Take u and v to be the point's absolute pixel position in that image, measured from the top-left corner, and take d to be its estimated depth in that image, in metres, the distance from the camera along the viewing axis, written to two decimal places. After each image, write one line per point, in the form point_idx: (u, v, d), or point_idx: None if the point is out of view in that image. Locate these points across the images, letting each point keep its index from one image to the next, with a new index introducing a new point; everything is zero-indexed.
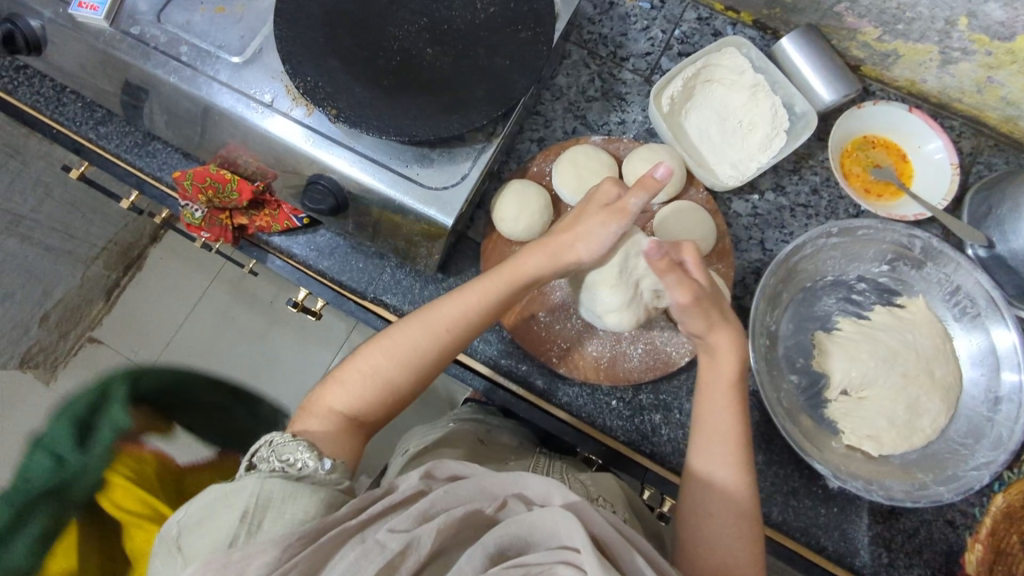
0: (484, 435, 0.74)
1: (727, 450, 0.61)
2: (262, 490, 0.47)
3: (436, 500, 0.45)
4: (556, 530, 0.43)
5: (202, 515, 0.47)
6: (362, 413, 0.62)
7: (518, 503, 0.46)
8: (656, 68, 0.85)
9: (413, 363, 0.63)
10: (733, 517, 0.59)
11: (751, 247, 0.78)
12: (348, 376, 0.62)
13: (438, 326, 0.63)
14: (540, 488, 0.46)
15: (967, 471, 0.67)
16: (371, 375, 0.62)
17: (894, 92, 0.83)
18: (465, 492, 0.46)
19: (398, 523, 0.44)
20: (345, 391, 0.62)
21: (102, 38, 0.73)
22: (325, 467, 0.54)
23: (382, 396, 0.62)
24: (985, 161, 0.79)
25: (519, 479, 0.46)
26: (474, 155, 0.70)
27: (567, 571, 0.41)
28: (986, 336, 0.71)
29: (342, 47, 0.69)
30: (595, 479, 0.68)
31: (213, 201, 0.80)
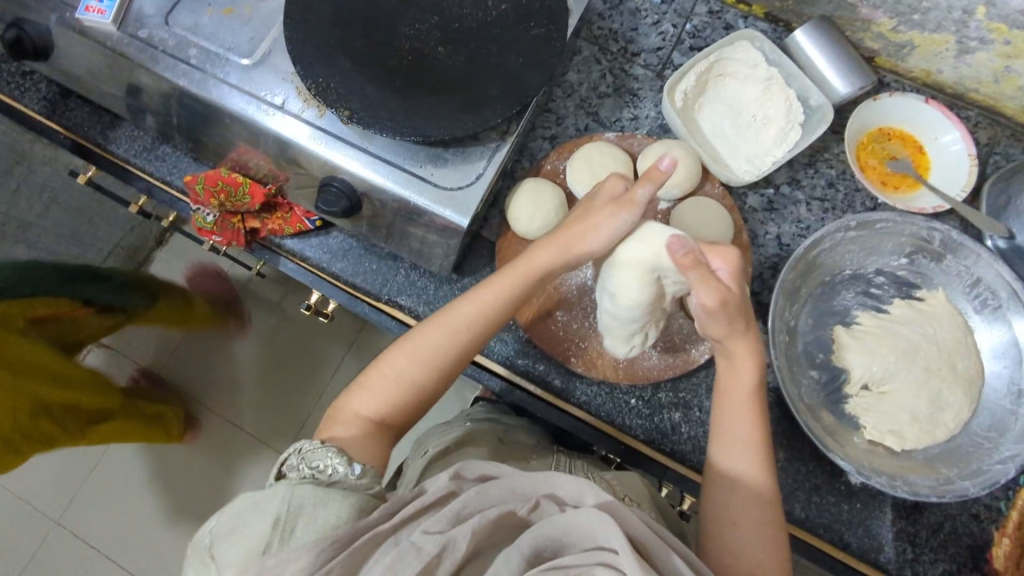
0: (503, 435, 0.73)
1: (749, 453, 0.61)
2: (293, 496, 0.47)
3: (469, 501, 0.44)
4: (591, 531, 0.42)
5: (235, 525, 0.46)
6: (388, 417, 0.62)
7: (551, 504, 0.46)
8: (668, 63, 0.84)
9: (437, 365, 0.63)
10: (756, 520, 0.59)
11: (768, 242, 0.77)
12: (372, 380, 0.62)
13: (458, 326, 0.63)
14: (572, 489, 0.45)
15: (991, 465, 0.66)
16: (395, 379, 0.62)
17: (908, 84, 0.82)
18: (496, 493, 0.46)
19: (432, 524, 0.43)
20: (370, 396, 0.62)
21: (110, 42, 0.72)
22: (356, 472, 0.53)
23: (406, 398, 0.62)
24: (1002, 152, 0.79)
25: (549, 480, 0.46)
26: (489, 154, 0.70)
27: (607, 573, 0.41)
28: (1009, 329, 0.70)
29: (353, 47, 0.68)
30: (621, 479, 0.67)
31: (225, 205, 0.80)
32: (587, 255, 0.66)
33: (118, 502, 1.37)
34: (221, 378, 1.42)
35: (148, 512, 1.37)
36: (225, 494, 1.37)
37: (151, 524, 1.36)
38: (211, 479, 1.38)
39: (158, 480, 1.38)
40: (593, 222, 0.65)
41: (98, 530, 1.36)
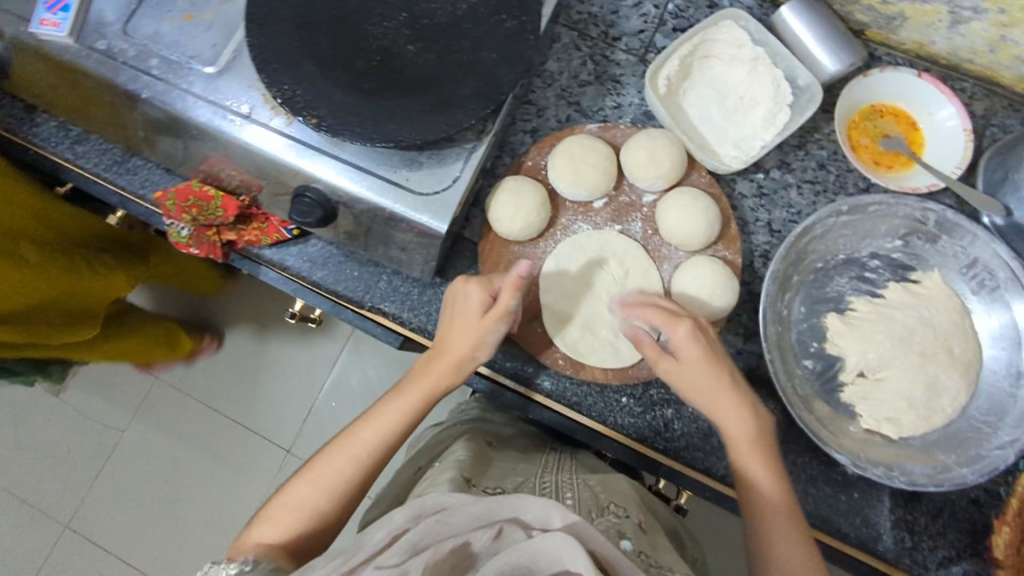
0: (492, 437, 0.72)
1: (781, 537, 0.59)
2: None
3: (427, 531, 0.44)
4: (559, 556, 0.42)
5: None
6: (295, 542, 0.59)
7: (515, 529, 0.45)
8: (651, 46, 0.81)
9: (338, 490, 0.61)
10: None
11: (758, 229, 0.75)
12: (273, 511, 0.61)
13: (352, 447, 0.62)
14: (538, 512, 0.45)
15: (990, 450, 0.65)
16: (298, 507, 0.60)
17: (901, 56, 0.79)
18: (455, 520, 0.45)
19: (386, 560, 0.42)
20: (272, 524, 0.60)
21: (68, 57, 0.69)
22: (247, 567, 0.55)
23: (305, 521, 0.60)
24: (999, 123, 0.76)
25: (514, 503, 0.45)
26: (465, 155, 0.68)
27: None
28: (1008, 312, 0.69)
29: (318, 50, 0.65)
30: (610, 483, 0.67)
31: (199, 219, 0.78)
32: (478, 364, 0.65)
33: (123, 506, 1.38)
34: (216, 380, 1.43)
35: (151, 516, 1.38)
36: (228, 493, 1.38)
37: (157, 525, 1.37)
38: (211, 480, 1.39)
39: (158, 483, 1.39)
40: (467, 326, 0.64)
41: (111, 535, 1.37)
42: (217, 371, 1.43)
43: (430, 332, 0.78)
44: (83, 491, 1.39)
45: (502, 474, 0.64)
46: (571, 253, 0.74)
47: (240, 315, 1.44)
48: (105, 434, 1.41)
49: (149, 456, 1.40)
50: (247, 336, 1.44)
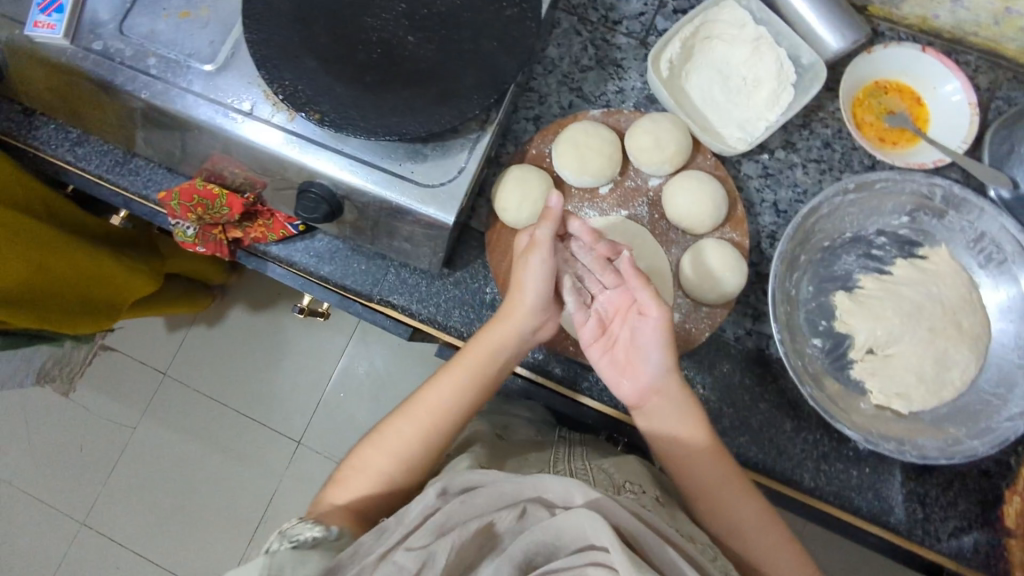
0: (501, 432, 0.73)
1: (733, 500, 0.63)
2: (271, 561, 0.48)
3: (454, 512, 0.48)
4: (581, 532, 0.45)
5: None
6: (366, 505, 0.62)
7: (538, 508, 0.49)
8: (652, 29, 0.80)
9: (403, 454, 0.64)
10: (780, 554, 0.62)
11: (765, 210, 0.75)
12: (346, 475, 0.64)
13: (418, 413, 0.65)
14: (558, 491, 0.48)
15: (1000, 422, 0.66)
16: (365, 470, 0.63)
17: (905, 31, 0.78)
18: (480, 501, 0.49)
19: (416, 540, 0.47)
20: (346, 488, 0.63)
21: (65, 58, 0.69)
22: (333, 533, 0.57)
23: (377, 487, 0.63)
24: (1004, 96, 0.76)
25: (537, 484, 0.49)
26: (469, 146, 0.67)
27: (597, 571, 0.44)
28: (1016, 285, 0.69)
29: (318, 44, 0.65)
30: (622, 463, 0.69)
31: (204, 217, 0.78)
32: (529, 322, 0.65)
33: (139, 502, 1.39)
34: (222, 376, 1.44)
35: (166, 511, 1.39)
36: (240, 487, 1.39)
37: (173, 520, 1.39)
38: (225, 474, 1.40)
39: (172, 478, 1.40)
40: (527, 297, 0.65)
41: (126, 531, 1.38)
42: (225, 367, 1.44)
43: (439, 322, 0.78)
44: (98, 488, 1.40)
45: (515, 468, 0.65)
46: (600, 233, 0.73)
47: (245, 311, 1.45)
48: (117, 432, 1.42)
49: (163, 451, 1.41)
50: (252, 332, 1.45)
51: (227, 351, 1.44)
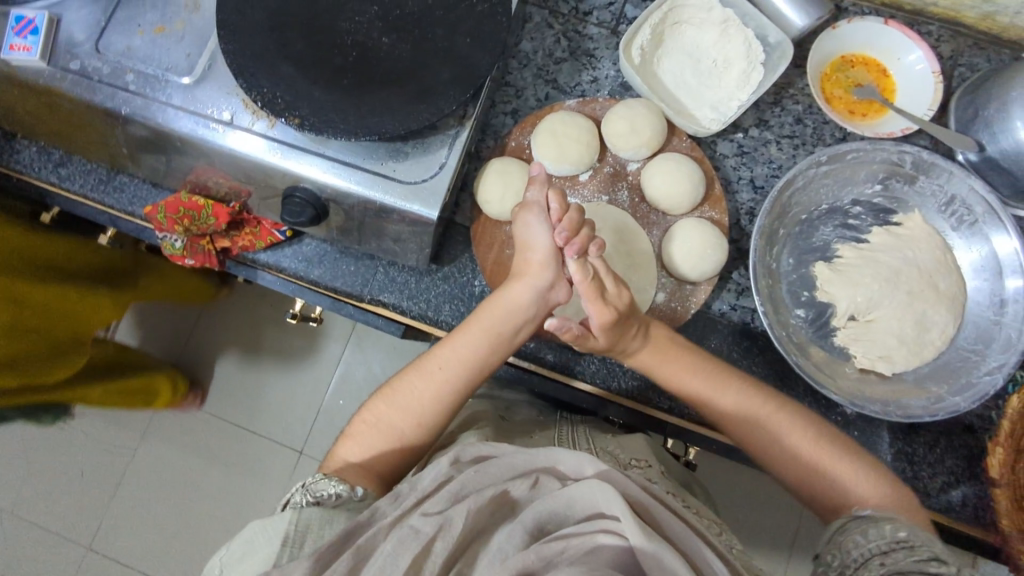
0: (504, 413, 0.76)
1: (721, 386, 0.66)
2: (299, 518, 0.51)
3: (470, 479, 0.50)
4: (594, 502, 0.47)
5: (244, 551, 0.50)
6: (377, 463, 0.63)
7: (551, 479, 0.51)
8: (622, 18, 0.82)
9: (417, 413, 0.64)
10: (770, 432, 0.65)
11: (742, 187, 0.77)
12: (356, 430, 0.65)
13: (433, 373, 0.65)
14: (572, 464, 0.51)
15: (980, 377, 0.68)
16: (376, 424, 0.64)
17: (867, 6, 0.81)
18: (495, 471, 0.51)
19: (431, 506, 0.48)
20: (357, 444, 0.64)
21: (42, 79, 0.69)
22: (358, 494, 0.58)
23: (390, 445, 0.64)
24: (966, 63, 0.78)
25: (550, 456, 0.51)
26: (449, 141, 0.69)
27: (609, 538, 0.46)
28: (987, 244, 0.71)
29: (294, 51, 0.66)
30: (625, 443, 0.70)
31: (191, 229, 0.80)
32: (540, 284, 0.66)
33: (145, 521, 1.39)
34: (219, 391, 1.44)
35: (171, 527, 1.39)
36: (245, 497, 1.40)
37: (179, 536, 1.39)
38: (229, 486, 1.41)
39: (176, 494, 1.40)
40: (540, 273, 0.66)
41: (133, 550, 1.39)
42: (222, 380, 1.44)
43: (430, 318, 0.79)
44: (102, 511, 1.40)
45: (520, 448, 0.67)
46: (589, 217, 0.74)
47: (238, 324, 1.45)
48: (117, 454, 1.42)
49: (167, 465, 1.42)
50: (244, 347, 1.45)
51: (224, 365, 1.45)
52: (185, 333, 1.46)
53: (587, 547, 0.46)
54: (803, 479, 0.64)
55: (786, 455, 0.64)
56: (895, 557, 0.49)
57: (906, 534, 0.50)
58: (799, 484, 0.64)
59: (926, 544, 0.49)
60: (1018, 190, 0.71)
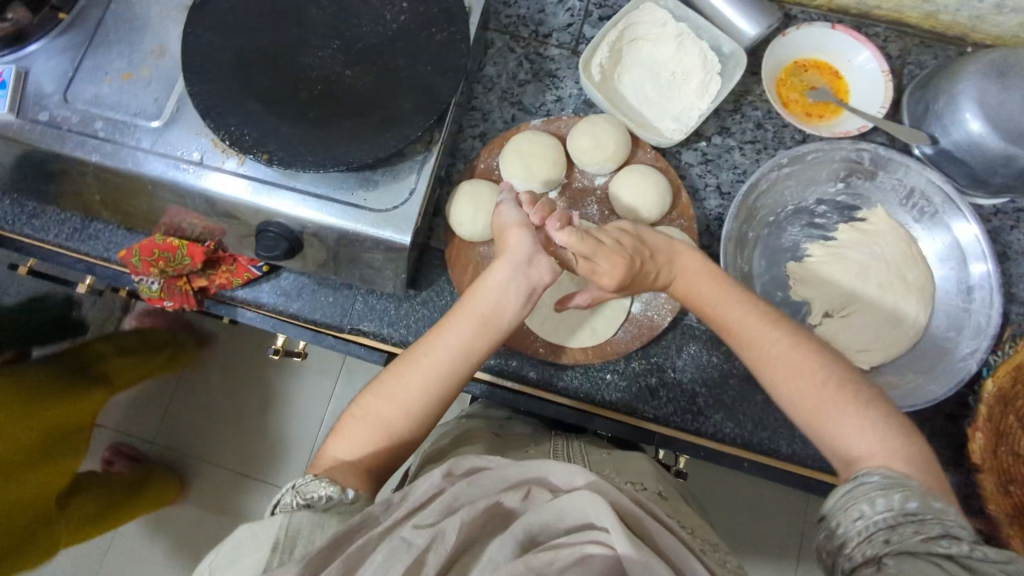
0: (499, 429, 0.75)
1: (739, 303, 0.63)
2: (291, 524, 0.48)
3: (462, 491, 0.49)
4: (584, 512, 0.47)
5: (232, 557, 0.47)
6: (371, 463, 0.59)
7: (542, 491, 0.50)
8: (581, 38, 0.84)
9: (410, 405, 0.60)
10: (782, 360, 0.58)
11: (709, 194, 0.79)
12: (347, 424, 0.61)
13: (424, 363, 0.61)
14: (563, 476, 0.51)
15: (954, 364, 0.68)
16: (368, 417, 0.60)
17: (815, 12, 0.83)
18: (486, 483, 0.51)
19: (423, 519, 0.47)
20: (348, 440, 0.60)
21: (11, 131, 0.70)
22: (349, 497, 0.54)
23: (382, 444, 0.60)
24: (914, 61, 0.81)
25: (542, 467, 0.52)
26: (417, 167, 0.70)
27: (597, 548, 0.45)
28: (949, 234, 0.73)
29: (259, 88, 0.67)
30: (622, 466, 0.68)
31: (167, 270, 0.79)
32: (530, 262, 0.64)
33: None
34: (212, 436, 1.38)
35: None
36: None
37: None
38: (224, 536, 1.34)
39: (170, 550, 1.33)
40: (523, 253, 0.64)
41: None
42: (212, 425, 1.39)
43: (412, 344, 0.79)
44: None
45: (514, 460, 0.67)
46: None
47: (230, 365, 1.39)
48: None
49: (160, 517, 1.34)
50: (238, 387, 1.39)
51: (213, 408, 1.39)
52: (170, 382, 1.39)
53: (575, 557, 0.45)
54: (815, 425, 0.56)
55: (793, 392, 0.57)
56: (904, 532, 0.47)
57: (915, 505, 0.49)
58: (801, 424, 0.57)
59: (936, 520, 0.47)
60: (975, 179, 0.72)
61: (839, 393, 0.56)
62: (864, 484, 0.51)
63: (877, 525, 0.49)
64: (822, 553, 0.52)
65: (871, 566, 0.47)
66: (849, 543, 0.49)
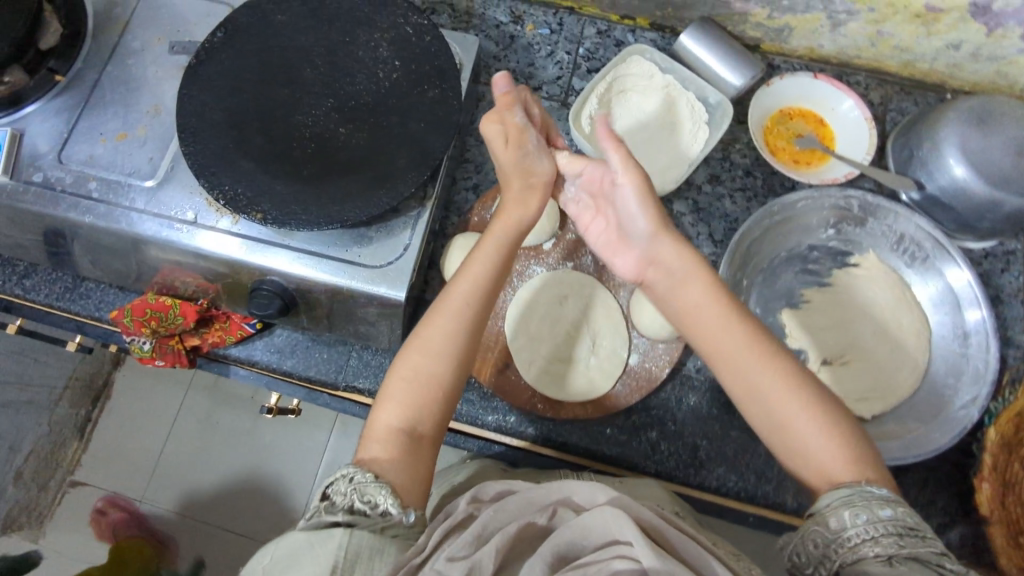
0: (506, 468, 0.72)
1: (752, 351, 0.57)
2: (349, 543, 0.48)
3: (491, 517, 0.48)
4: (607, 528, 0.46)
5: (287, 563, 0.47)
6: (419, 425, 0.60)
7: (566, 509, 0.49)
8: (570, 90, 0.86)
9: (454, 353, 0.61)
10: (804, 413, 0.55)
11: (702, 242, 0.79)
12: (393, 388, 0.60)
13: (457, 307, 0.62)
14: (585, 492, 0.49)
15: (955, 411, 0.68)
16: (416, 377, 0.60)
17: (797, 62, 0.86)
18: (513, 507, 0.49)
19: (458, 551, 0.46)
20: (395, 404, 0.60)
21: (5, 193, 0.71)
22: (409, 519, 0.54)
23: (435, 398, 0.61)
24: (896, 107, 0.83)
25: (564, 486, 0.49)
26: (411, 223, 0.70)
27: (623, 564, 0.44)
28: (942, 279, 0.73)
29: (253, 146, 0.68)
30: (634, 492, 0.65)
31: (159, 330, 0.77)
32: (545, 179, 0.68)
33: None
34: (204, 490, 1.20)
35: None
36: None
37: None
38: None
39: None
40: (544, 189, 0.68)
41: None
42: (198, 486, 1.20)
43: None
44: None
45: None
46: (557, 287, 0.75)
47: (222, 408, 1.19)
48: None
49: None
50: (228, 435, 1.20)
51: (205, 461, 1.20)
52: (153, 441, 1.19)
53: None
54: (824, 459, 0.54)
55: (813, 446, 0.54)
56: (910, 540, 0.49)
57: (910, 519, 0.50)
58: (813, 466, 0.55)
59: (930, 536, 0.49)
60: (963, 223, 0.73)
61: (844, 428, 0.56)
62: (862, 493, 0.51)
63: (881, 528, 0.49)
64: (817, 546, 0.51)
65: (882, 564, 0.48)
66: (854, 539, 0.50)
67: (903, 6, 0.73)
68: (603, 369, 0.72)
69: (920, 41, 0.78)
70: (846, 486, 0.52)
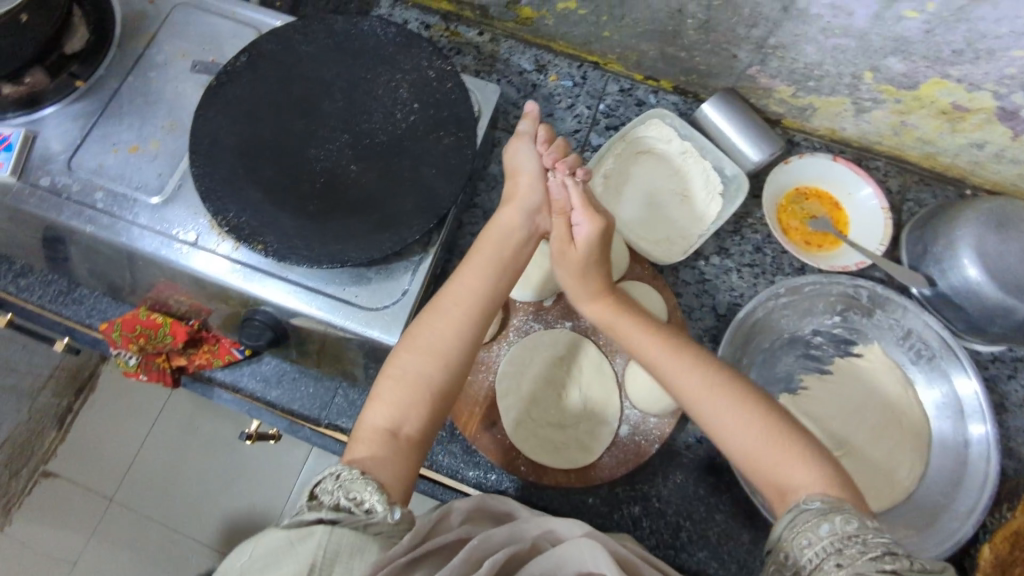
0: None
1: (677, 359, 0.62)
2: (329, 542, 0.46)
3: (479, 544, 0.49)
4: (585, 560, 0.48)
5: (266, 560, 0.44)
6: (403, 425, 0.60)
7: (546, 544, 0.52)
8: (587, 145, 0.86)
9: (441, 354, 0.62)
10: (734, 412, 0.58)
11: (705, 314, 0.77)
12: (380, 388, 0.61)
13: (445, 312, 0.64)
14: (564, 527, 0.53)
15: (947, 523, 0.66)
16: (402, 377, 0.61)
17: (817, 141, 0.86)
18: (498, 539, 0.51)
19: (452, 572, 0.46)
20: (382, 405, 0.60)
21: (10, 194, 0.70)
22: (394, 515, 0.51)
23: (422, 400, 0.61)
24: (913, 198, 0.82)
25: (544, 522, 0.53)
26: (412, 268, 0.69)
27: None
28: (948, 385, 0.71)
29: (262, 175, 0.67)
30: None
31: (146, 347, 0.76)
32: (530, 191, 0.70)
33: None
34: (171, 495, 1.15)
35: None
36: None
37: None
38: None
39: None
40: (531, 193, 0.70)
41: None
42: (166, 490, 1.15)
43: None
44: None
45: None
46: (552, 346, 0.74)
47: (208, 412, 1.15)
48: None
49: None
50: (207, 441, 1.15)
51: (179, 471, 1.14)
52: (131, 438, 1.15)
53: None
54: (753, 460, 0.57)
55: (739, 436, 0.57)
56: (851, 555, 0.48)
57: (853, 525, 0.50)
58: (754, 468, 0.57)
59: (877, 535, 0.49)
60: (973, 326, 0.71)
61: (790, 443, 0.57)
62: (802, 512, 0.52)
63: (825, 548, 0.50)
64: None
65: None
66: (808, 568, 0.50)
67: (930, 100, 0.73)
68: (590, 436, 0.71)
69: (944, 136, 0.77)
70: (787, 512, 0.53)
